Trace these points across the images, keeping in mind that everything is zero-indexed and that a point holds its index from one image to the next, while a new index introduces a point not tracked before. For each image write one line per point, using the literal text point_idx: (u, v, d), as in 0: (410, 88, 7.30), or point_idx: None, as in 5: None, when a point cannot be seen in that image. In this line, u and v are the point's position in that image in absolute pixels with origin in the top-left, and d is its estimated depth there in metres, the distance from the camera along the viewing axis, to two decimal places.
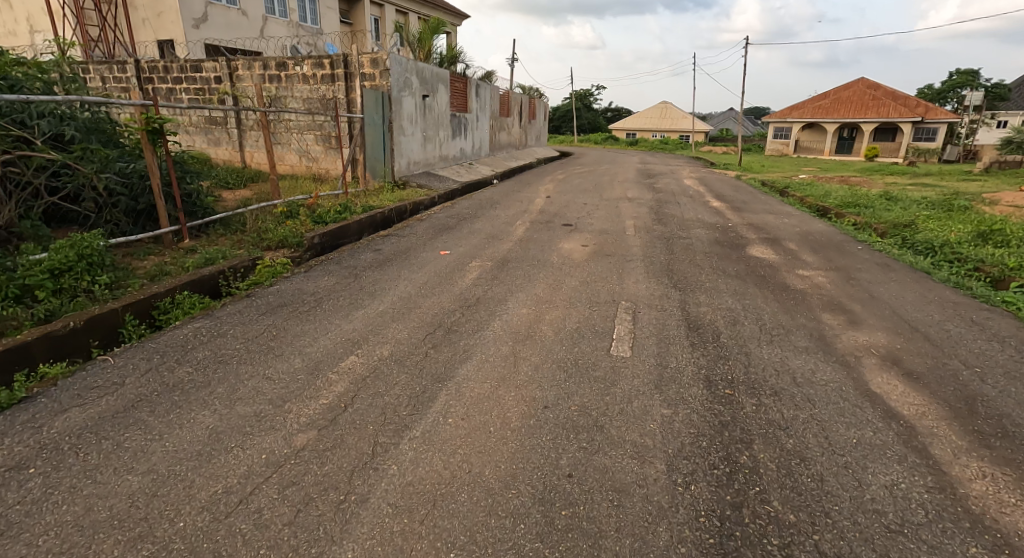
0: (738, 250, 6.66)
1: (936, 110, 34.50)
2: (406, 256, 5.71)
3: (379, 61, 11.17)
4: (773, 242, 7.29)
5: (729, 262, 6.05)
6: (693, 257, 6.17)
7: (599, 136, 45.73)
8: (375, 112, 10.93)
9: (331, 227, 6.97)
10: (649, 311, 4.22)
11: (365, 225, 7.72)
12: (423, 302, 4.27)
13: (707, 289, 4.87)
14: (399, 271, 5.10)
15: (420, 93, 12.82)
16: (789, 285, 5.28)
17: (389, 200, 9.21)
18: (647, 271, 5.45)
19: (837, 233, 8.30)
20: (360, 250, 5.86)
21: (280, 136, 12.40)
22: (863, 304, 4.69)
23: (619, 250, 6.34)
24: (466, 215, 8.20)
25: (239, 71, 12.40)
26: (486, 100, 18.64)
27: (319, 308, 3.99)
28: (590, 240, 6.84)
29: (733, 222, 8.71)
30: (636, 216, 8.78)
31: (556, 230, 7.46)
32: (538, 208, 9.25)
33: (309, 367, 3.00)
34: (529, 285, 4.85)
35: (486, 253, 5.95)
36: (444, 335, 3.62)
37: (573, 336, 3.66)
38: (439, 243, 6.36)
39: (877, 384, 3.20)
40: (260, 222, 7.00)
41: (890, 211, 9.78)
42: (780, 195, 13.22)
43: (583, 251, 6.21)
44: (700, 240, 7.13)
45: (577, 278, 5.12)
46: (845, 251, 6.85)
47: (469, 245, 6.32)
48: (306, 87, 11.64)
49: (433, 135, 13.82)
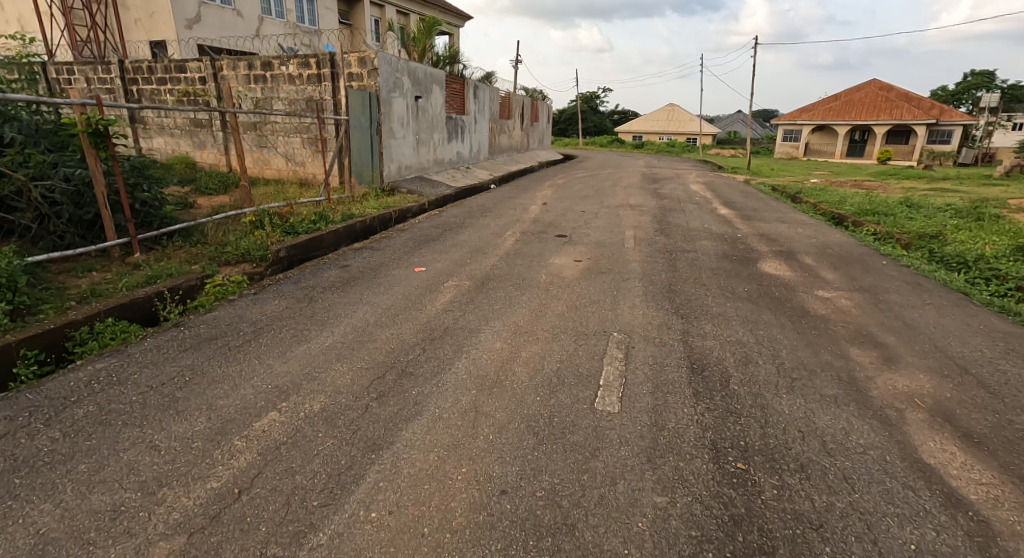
0: (748, 266, 6.03)
1: (951, 112, 33.66)
2: (378, 274, 5.13)
3: (367, 60, 10.55)
4: (788, 256, 6.64)
5: (738, 280, 5.43)
6: (698, 274, 5.55)
7: (605, 139, 45.07)
8: (362, 114, 10.36)
9: (302, 238, 6.41)
10: (645, 346, 3.60)
11: (342, 236, 7.16)
12: (381, 333, 3.67)
13: (712, 316, 4.25)
14: (364, 293, 4.51)
15: (412, 94, 12.23)
16: (808, 309, 4.65)
17: (372, 208, 8.65)
18: (645, 292, 4.84)
19: (856, 245, 7.64)
20: (327, 266, 5.29)
21: (267, 139, 11.89)
22: (897, 335, 4.06)
23: (616, 266, 5.74)
24: (453, 225, 7.62)
25: (223, 71, 11.91)
26: (485, 102, 18.07)
27: (255, 342, 3.38)
28: (585, 254, 6.23)
29: (743, 233, 8.06)
30: (637, 225, 8.16)
31: (549, 242, 6.85)
32: (533, 216, 8.65)
33: (212, 430, 2.38)
34: (510, 311, 4.25)
35: (467, 271, 5.36)
36: (396, 380, 3.01)
37: (551, 382, 3.05)
38: (417, 258, 5.78)
39: (929, 452, 2.59)
40: (225, 233, 6.44)
41: (913, 220, 9.12)
42: (792, 201, 12.55)
43: (576, 268, 5.60)
44: (707, 254, 6.49)
45: (565, 302, 4.51)
46: (869, 266, 6.21)
47: (449, 260, 5.73)
48: (292, 88, 11.16)
49: (427, 138, 13.27)
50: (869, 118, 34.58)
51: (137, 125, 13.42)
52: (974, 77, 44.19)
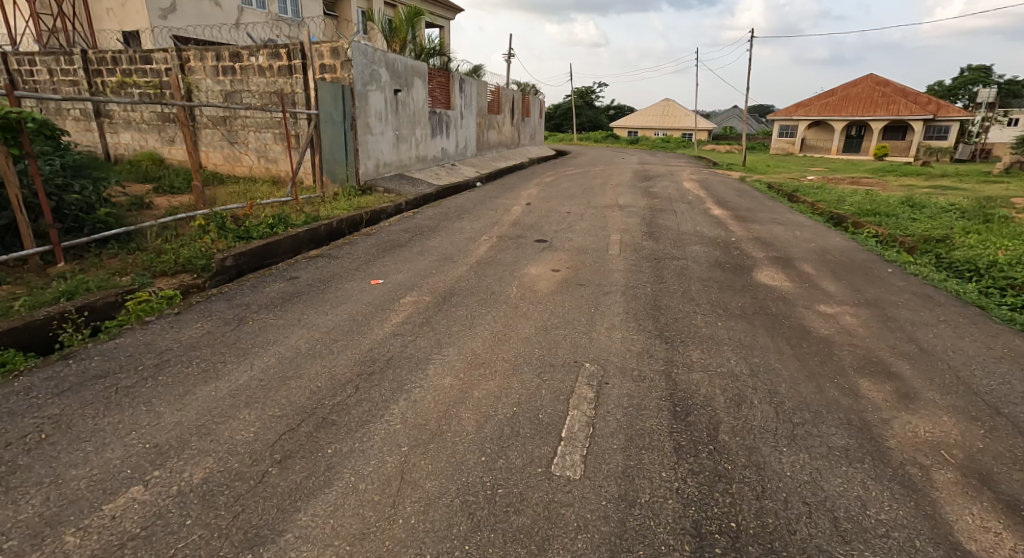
0: (741, 277, 5.51)
1: (948, 108, 33.30)
2: (327, 287, 4.57)
3: (339, 51, 9.96)
4: (785, 264, 6.11)
5: (731, 293, 4.91)
6: (686, 286, 5.02)
7: (599, 134, 44.47)
8: (335, 110, 9.76)
9: (255, 244, 5.85)
10: (621, 382, 3.05)
11: (303, 240, 6.61)
12: (312, 366, 3.12)
13: (701, 341, 3.72)
14: (305, 312, 3.97)
15: (391, 87, 11.64)
16: (809, 329, 4.12)
17: (341, 209, 8.10)
18: (626, 309, 4.31)
19: (858, 250, 7.13)
20: (272, 278, 4.73)
21: (237, 134, 11.31)
22: (913, 363, 3.53)
23: (596, 277, 5.20)
24: (425, 229, 7.08)
25: (191, 62, 11.29)
26: (472, 97, 17.49)
27: (154, 381, 2.84)
28: (563, 262, 5.68)
29: (737, 236, 7.53)
30: (624, 228, 7.63)
31: (526, 248, 6.30)
32: (513, 218, 8.10)
33: (43, 521, 1.85)
34: (469, 335, 3.70)
35: (430, 284, 4.81)
36: (311, 433, 2.45)
37: (502, 434, 2.50)
38: (376, 267, 5.22)
39: (968, 531, 2.06)
40: (168, 239, 5.88)
41: (917, 222, 8.62)
42: (789, 200, 12.05)
43: (552, 279, 5.06)
44: (697, 262, 5.95)
45: (533, 322, 3.96)
46: (873, 275, 5.70)
47: (412, 271, 5.18)
48: (262, 80, 10.61)
49: (408, 134, 12.68)
50: (865, 113, 34.13)
51: (102, 120, 12.76)
52: (970, 71, 43.91)
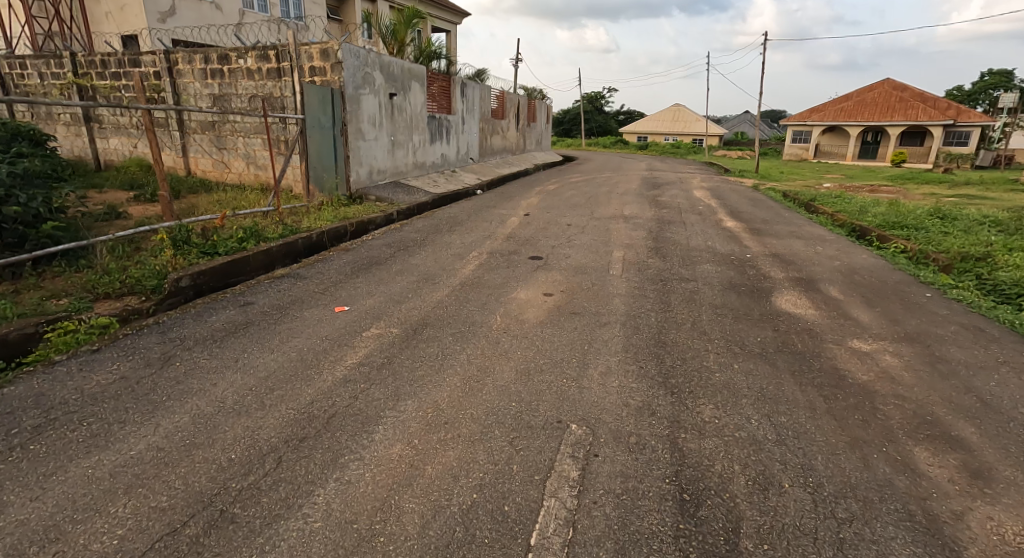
0: (759, 304, 4.89)
1: (969, 113, 32.36)
2: (285, 314, 4.00)
3: (329, 52, 9.43)
4: (808, 289, 5.48)
5: (748, 325, 4.29)
6: (697, 316, 4.40)
7: (608, 139, 43.89)
8: (324, 115, 9.22)
9: (218, 261, 5.28)
10: (615, 454, 2.44)
11: (276, 256, 6.03)
12: (232, 424, 2.49)
13: (716, 393, 3.09)
14: (250, 345, 3.40)
15: (386, 91, 11.13)
16: (844, 375, 3.50)
17: (325, 221, 7.59)
18: (626, 346, 3.72)
19: (888, 269, 6.48)
20: (225, 302, 4.14)
21: (226, 140, 10.83)
22: (977, 426, 2.89)
23: (596, 303, 4.61)
24: (412, 243, 6.54)
25: (178, 65, 10.81)
26: (475, 101, 16.97)
27: (21, 451, 2.24)
28: (560, 286, 5.08)
29: (753, 252, 6.90)
30: (628, 243, 7.03)
31: (520, 268, 5.71)
32: (510, 232, 7.52)
33: None
34: (436, 381, 3.08)
35: (406, 311, 4.22)
36: (202, 537, 1.86)
37: (453, 540, 1.91)
38: (348, 290, 4.65)
39: None
40: (124, 255, 5.32)
41: (950, 237, 7.96)
42: (807, 210, 11.39)
43: (544, 307, 4.46)
44: (710, 285, 5.35)
45: (516, 364, 3.36)
46: (908, 302, 5.08)
47: (387, 294, 4.60)
48: (251, 83, 10.13)
49: (404, 140, 12.16)
50: (882, 118, 33.20)
51: (91, 124, 12.27)
52: (991, 76, 42.79)
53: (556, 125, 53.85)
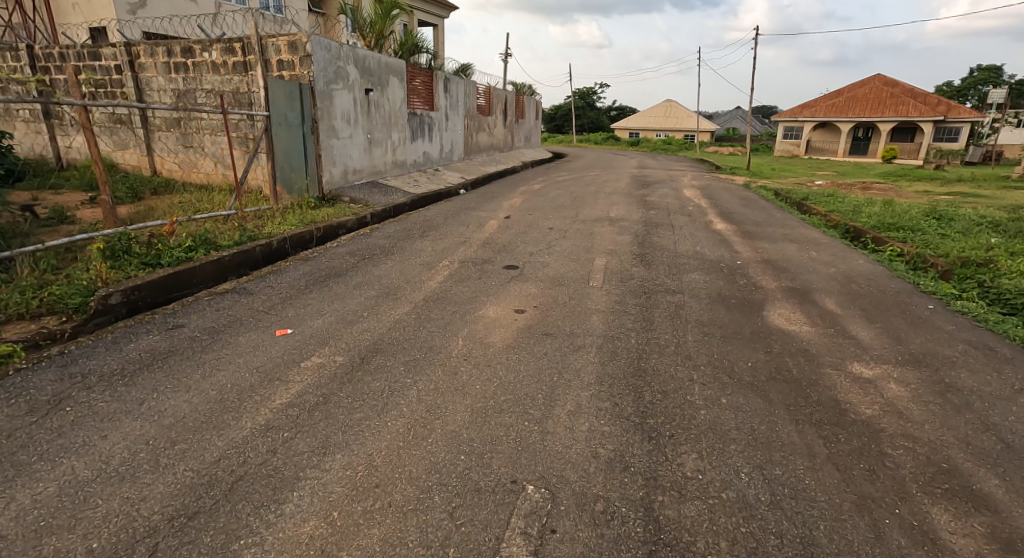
0: (749, 321, 4.48)
1: (959, 109, 32.21)
2: (218, 338, 3.54)
3: (298, 45, 8.92)
4: (802, 301, 5.08)
5: (737, 348, 3.88)
6: (680, 336, 4.00)
7: (599, 135, 43.52)
8: (290, 110, 8.69)
9: (159, 273, 4.81)
10: (575, 532, 2.02)
11: (229, 266, 5.56)
12: (109, 494, 2.04)
13: (700, 438, 2.67)
14: (165, 377, 2.95)
15: (361, 86, 10.63)
16: (845, 408, 3.09)
17: (290, 226, 7.15)
18: (600, 373, 3.32)
19: (886, 277, 6.11)
20: (150, 325, 3.67)
21: (192, 138, 10.33)
22: (1002, 478, 2.49)
23: (571, 321, 4.19)
24: (380, 251, 6.10)
25: (140, 58, 10.30)
26: (460, 98, 16.49)
27: None
28: (533, 301, 4.66)
29: (743, 259, 6.52)
30: (612, 249, 6.62)
31: (493, 279, 5.28)
32: (487, 237, 7.09)
33: None
34: (374, 427, 2.64)
35: (356, 334, 3.76)
36: None
37: None
38: (296, 308, 4.19)
39: None
40: (53, 267, 4.82)
41: (948, 240, 7.62)
42: (799, 210, 11.06)
43: (513, 327, 4.03)
44: (697, 297, 4.95)
45: (471, 401, 2.92)
46: (911, 317, 4.70)
47: (339, 313, 4.15)
48: (216, 78, 9.67)
49: (382, 137, 11.66)
50: (873, 114, 33.01)
51: (52, 121, 11.70)
52: (981, 71, 42.84)
53: (548, 121, 53.36)
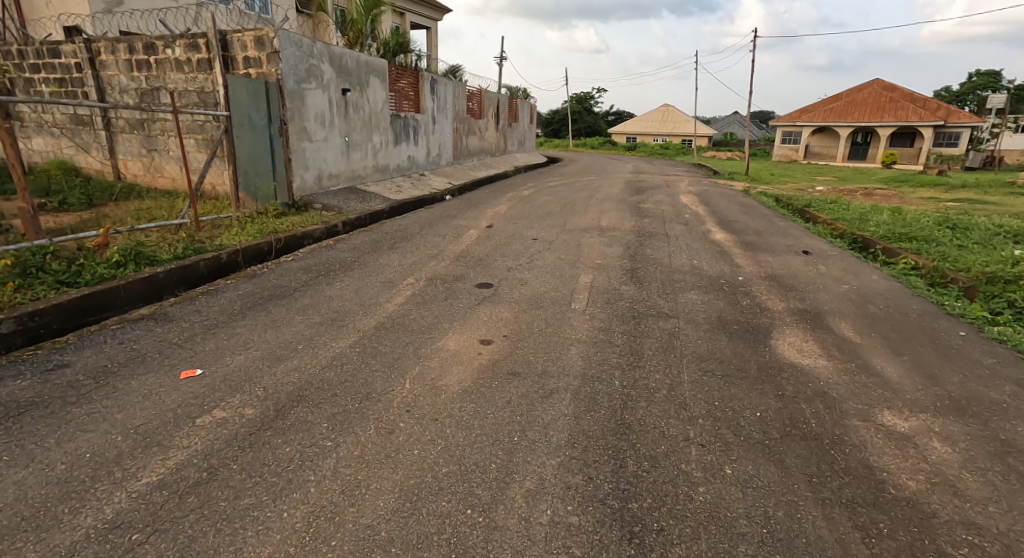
0: (755, 352, 3.83)
1: (960, 113, 31.72)
2: (106, 380, 2.89)
3: (265, 41, 8.28)
4: (815, 326, 4.44)
5: (743, 392, 3.22)
6: (675, 376, 3.35)
7: (595, 140, 43.14)
8: (255, 111, 8.00)
9: (71, 295, 4.16)
10: None
11: (164, 285, 4.89)
12: None
13: (698, 536, 2.02)
14: (9, 443, 2.31)
15: (337, 86, 10.00)
16: (881, 480, 2.44)
17: (247, 236, 6.48)
18: (574, 430, 2.67)
19: (904, 296, 5.48)
20: (26, 365, 3.02)
21: (156, 140, 9.68)
22: None
23: (544, 356, 3.54)
24: (339, 266, 5.45)
25: (101, 55, 9.66)
26: (449, 100, 15.86)
27: None
28: (503, 328, 4.01)
29: (745, 274, 5.89)
30: (599, 263, 5.98)
31: (460, 301, 4.62)
32: (463, 249, 6.44)
33: None
34: (265, 521, 1.98)
35: (282, 375, 3.10)
36: None
37: None
38: (219, 338, 3.54)
39: None
40: None
41: (967, 251, 7.01)
42: (803, 217, 10.45)
43: (474, 365, 3.37)
44: (694, 323, 4.30)
45: (404, 476, 2.27)
46: (942, 346, 4.06)
47: (270, 344, 3.49)
48: (180, 76, 9.02)
49: (361, 140, 11.01)
50: (872, 119, 32.48)
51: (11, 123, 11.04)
52: (979, 77, 42.52)
53: (544, 125, 52.78)
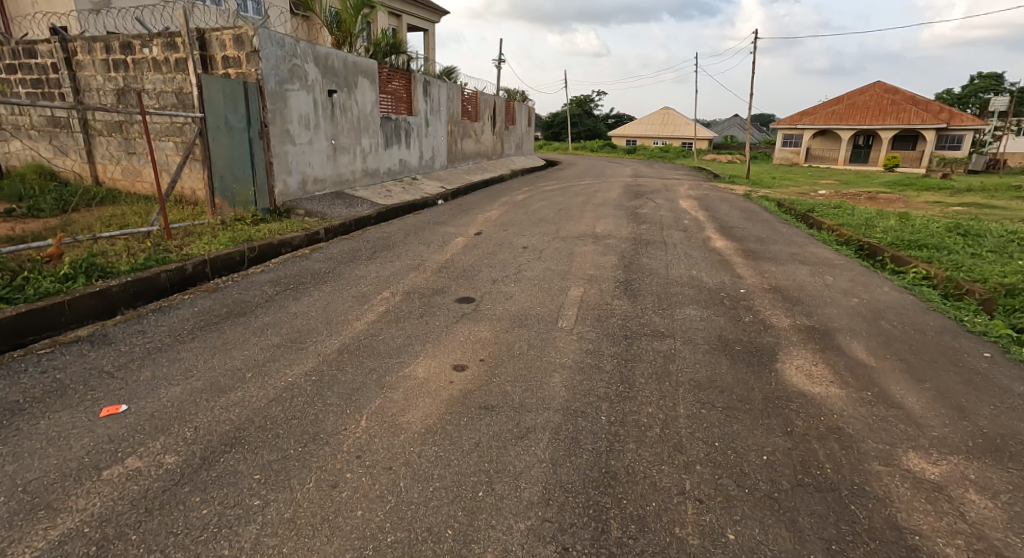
0: (760, 378, 3.44)
1: (962, 116, 31.37)
2: (14, 419, 2.50)
3: (244, 39, 7.90)
4: (825, 346, 4.06)
5: (747, 429, 2.84)
6: (670, 410, 2.97)
7: (595, 143, 42.78)
8: (233, 111, 7.63)
9: (8, 314, 3.76)
10: None
11: (117, 300, 4.49)
12: None
13: None
14: None
15: (323, 87, 9.62)
16: (913, 548, 2.09)
17: (219, 245, 6.10)
18: (551, 483, 2.29)
19: (918, 310, 5.11)
20: None
21: (135, 143, 9.30)
22: None
23: (523, 385, 3.15)
24: (310, 279, 5.07)
25: (78, 55, 9.28)
26: (442, 102, 15.48)
27: None
28: (481, 351, 3.63)
29: (747, 286, 5.50)
30: (591, 274, 5.59)
31: (437, 318, 4.23)
32: (447, 258, 6.06)
33: None
34: None
35: (219, 408, 2.71)
36: None
37: None
38: (159, 364, 3.15)
39: None
40: None
41: (981, 260, 6.63)
42: (806, 223, 10.07)
43: (442, 397, 2.98)
44: (692, 343, 3.91)
45: (345, 547, 1.90)
46: (966, 371, 3.69)
47: (215, 371, 3.11)
48: (158, 77, 8.65)
49: (349, 143, 10.64)
50: (874, 122, 32.11)
51: None
52: (981, 80, 42.22)
53: (544, 128, 52.46)
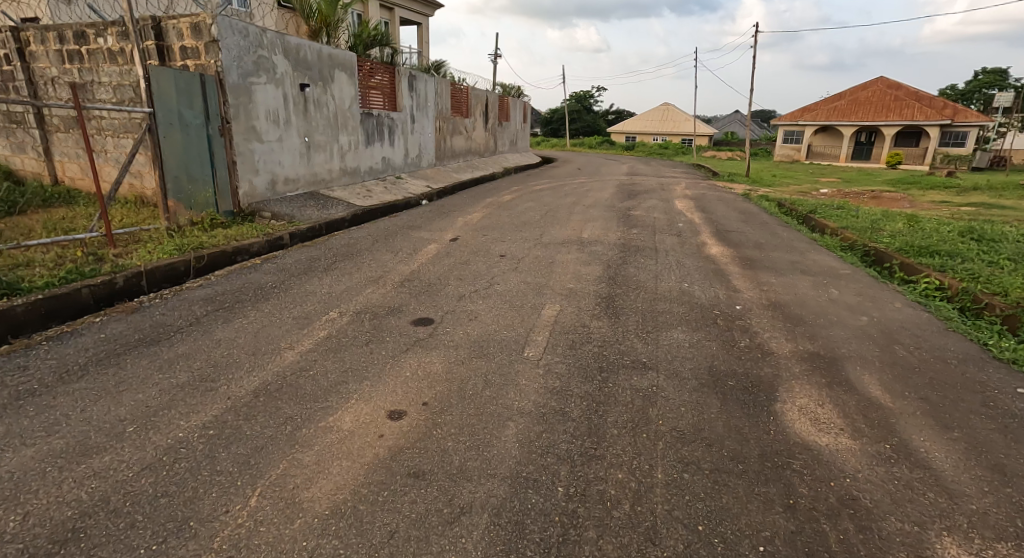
0: (757, 426, 2.87)
1: (967, 112, 30.67)
2: None
3: (201, 28, 7.29)
4: (834, 379, 3.48)
5: (739, 503, 2.27)
6: (645, 476, 2.40)
7: (593, 139, 42.15)
8: (188, 107, 7.02)
9: None
10: None
11: (22, 322, 3.93)
12: None
13: None
14: None
15: (294, 80, 9.03)
16: None
17: (162, 253, 5.50)
18: None
19: (935, 331, 4.53)
20: None
21: (93, 141, 8.70)
22: None
23: (467, 441, 2.58)
24: (251, 295, 4.48)
25: (31, 45, 8.68)
26: (430, 98, 14.85)
27: None
28: (427, 390, 3.06)
29: (744, 302, 4.93)
30: (571, 288, 5.02)
31: (383, 345, 3.65)
32: (413, 269, 5.47)
33: None
34: None
35: (71, 483, 2.15)
36: None
37: None
38: (25, 414, 2.60)
39: None
40: None
41: (1000, 270, 6.04)
42: (810, 225, 9.46)
43: (363, 459, 2.41)
44: (679, 378, 3.35)
45: None
46: (999, 413, 3.12)
47: (92, 424, 2.55)
48: (114, 69, 8.05)
49: (325, 140, 10.05)
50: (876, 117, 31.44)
51: None
52: (986, 74, 41.40)
53: (543, 125, 51.85)
